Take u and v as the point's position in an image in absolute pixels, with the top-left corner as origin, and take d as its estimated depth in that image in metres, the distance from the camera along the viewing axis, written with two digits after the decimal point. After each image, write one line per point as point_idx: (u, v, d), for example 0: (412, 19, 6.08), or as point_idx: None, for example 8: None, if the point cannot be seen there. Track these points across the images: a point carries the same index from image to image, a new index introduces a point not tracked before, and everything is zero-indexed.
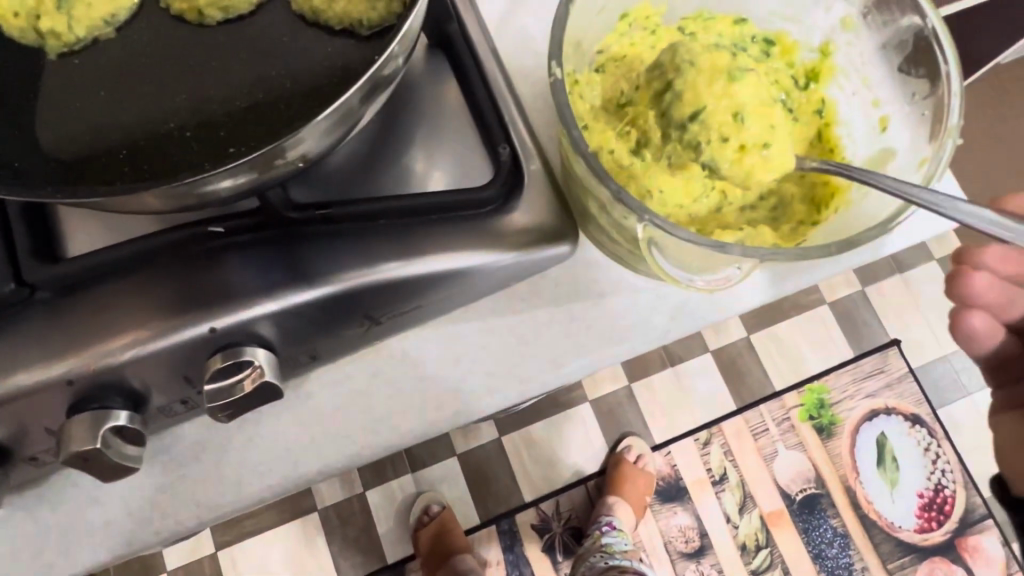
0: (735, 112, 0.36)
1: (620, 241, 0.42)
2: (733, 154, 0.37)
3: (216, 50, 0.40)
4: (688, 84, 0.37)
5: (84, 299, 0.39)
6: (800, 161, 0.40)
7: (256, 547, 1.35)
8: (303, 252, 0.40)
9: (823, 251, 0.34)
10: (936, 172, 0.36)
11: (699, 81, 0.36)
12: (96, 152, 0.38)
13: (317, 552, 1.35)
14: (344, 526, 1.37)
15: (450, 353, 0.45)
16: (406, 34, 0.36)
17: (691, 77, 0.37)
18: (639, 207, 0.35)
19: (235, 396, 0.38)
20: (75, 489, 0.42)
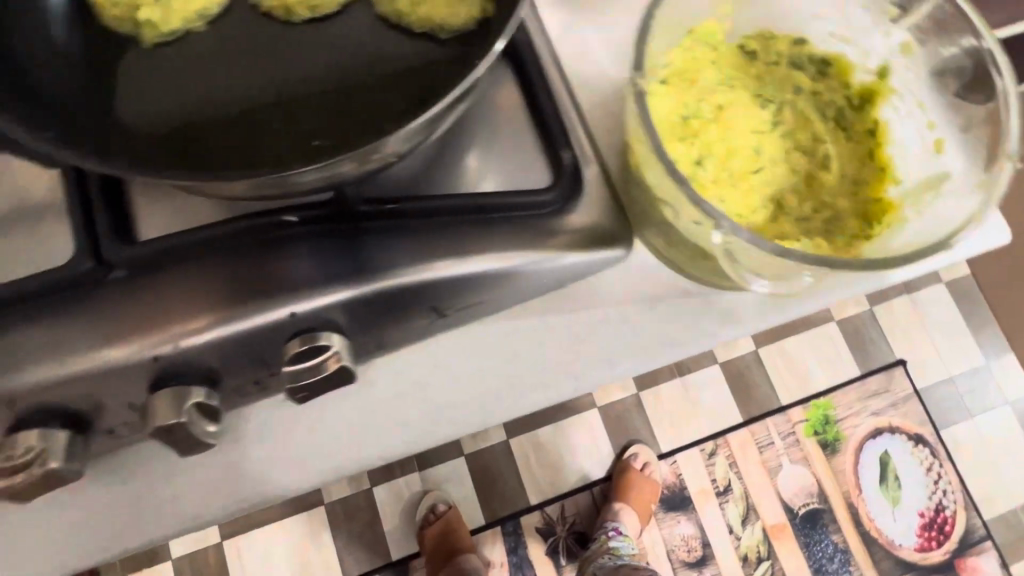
0: None
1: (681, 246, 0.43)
2: None
3: (301, 48, 0.42)
4: None
5: (155, 281, 0.40)
6: None
7: (262, 540, 1.35)
8: (378, 244, 0.41)
9: (890, 264, 0.36)
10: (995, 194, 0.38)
11: None
12: (185, 137, 0.39)
13: (323, 546, 1.36)
14: (349, 522, 1.37)
15: (508, 348, 0.46)
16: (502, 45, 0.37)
17: None
18: (717, 213, 0.36)
19: (319, 374, 0.40)
20: (136, 467, 0.43)
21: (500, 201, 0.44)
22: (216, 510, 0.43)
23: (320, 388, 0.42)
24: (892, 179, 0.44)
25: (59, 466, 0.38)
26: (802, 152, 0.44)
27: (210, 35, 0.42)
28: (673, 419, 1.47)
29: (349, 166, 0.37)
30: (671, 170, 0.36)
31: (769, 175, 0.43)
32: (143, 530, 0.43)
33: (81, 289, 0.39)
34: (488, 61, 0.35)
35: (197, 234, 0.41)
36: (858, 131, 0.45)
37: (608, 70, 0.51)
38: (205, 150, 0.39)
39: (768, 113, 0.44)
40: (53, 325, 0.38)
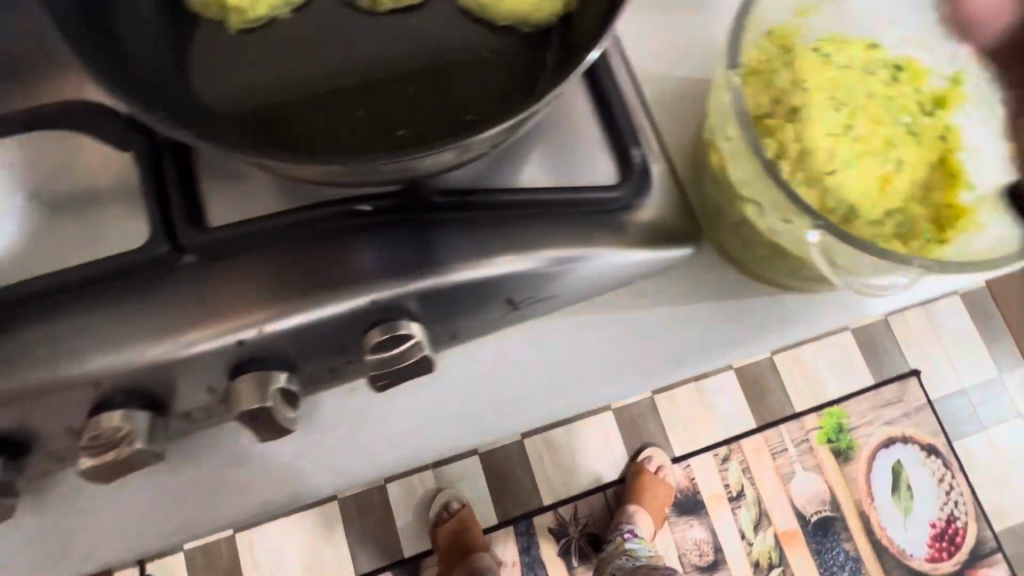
0: None
1: (756, 245, 0.43)
2: None
3: (384, 38, 0.42)
4: None
5: (232, 267, 0.40)
6: None
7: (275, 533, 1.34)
8: (458, 234, 0.42)
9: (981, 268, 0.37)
10: None
11: None
12: (272, 122, 0.39)
13: (336, 542, 1.34)
14: (361, 517, 1.36)
15: (574, 343, 0.46)
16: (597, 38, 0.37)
17: None
18: (812, 212, 0.35)
19: (405, 362, 0.41)
20: (209, 457, 0.43)
21: (573, 197, 0.44)
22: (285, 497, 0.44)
23: (402, 377, 0.42)
24: (965, 185, 0.44)
25: (143, 448, 0.38)
26: (884, 154, 0.43)
27: (295, 23, 0.42)
28: (687, 423, 1.45)
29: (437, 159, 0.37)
30: (769, 166, 0.36)
31: (848, 178, 0.42)
32: (215, 516, 0.43)
33: (154, 273, 0.40)
34: (583, 68, 0.34)
35: (268, 222, 0.41)
36: (931, 134, 0.45)
37: (674, 69, 0.51)
38: (289, 135, 0.39)
39: (846, 113, 0.44)
40: (137, 309, 0.39)
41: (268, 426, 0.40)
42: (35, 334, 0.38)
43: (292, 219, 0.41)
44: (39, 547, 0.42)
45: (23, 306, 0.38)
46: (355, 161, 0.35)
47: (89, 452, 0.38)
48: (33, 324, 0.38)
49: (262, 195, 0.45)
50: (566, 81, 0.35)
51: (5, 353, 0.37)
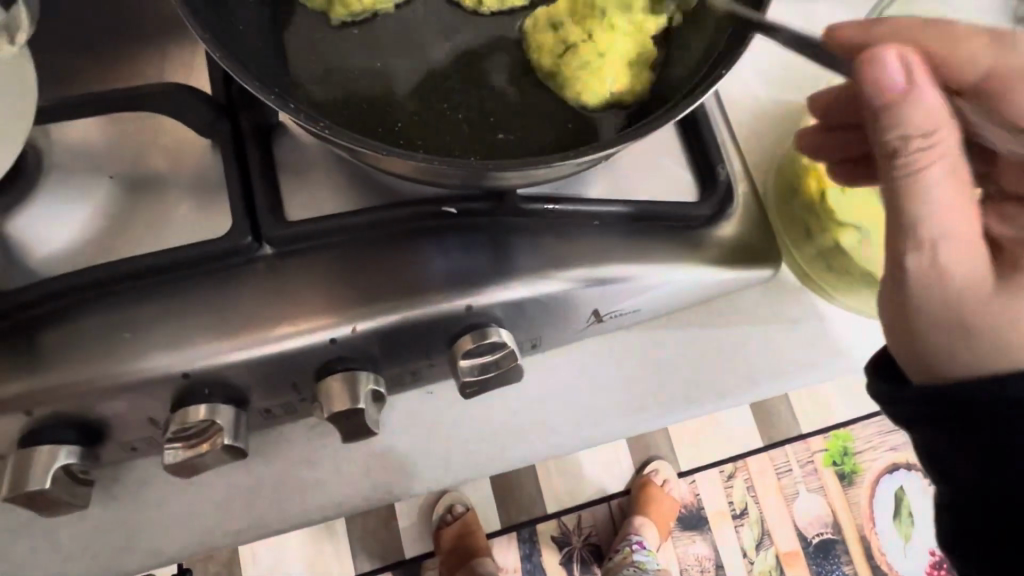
0: None
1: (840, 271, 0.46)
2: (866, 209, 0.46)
3: (488, 39, 0.41)
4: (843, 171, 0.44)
5: (318, 260, 0.40)
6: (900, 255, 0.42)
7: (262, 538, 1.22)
8: (550, 243, 0.42)
9: None
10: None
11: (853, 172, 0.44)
12: (373, 117, 0.38)
13: (330, 550, 1.24)
14: (364, 515, 1.27)
15: (649, 356, 0.47)
16: (725, 57, 0.35)
17: None
18: None
19: (499, 368, 0.41)
20: (290, 445, 0.44)
21: (665, 210, 0.43)
22: (359, 497, 0.44)
23: (489, 385, 0.42)
24: None
25: (229, 443, 0.38)
26: None
27: (397, 19, 0.41)
28: (694, 438, 1.40)
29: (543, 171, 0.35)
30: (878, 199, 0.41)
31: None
32: (289, 512, 0.43)
33: (233, 262, 0.39)
34: (711, 90, 0.33)
35: (351, 218, 0.40)
36: None
37: (756, 88, 0.51)
38: (389, 131, 0.38)
39: None
40: (230, 300, 0.39)
41: (354, 427, 0.40)
42: (128, 320, 0.38)
43: (376, 216, 0.40)
44: (110, 530, 0.42)
45: (119, 294, 0.38)
46: (466, 163, 0.34)
47: (180, 443, 0.38)
48: (127, 311, 0.38)
49: (342, 189, 0.43)
50: (687, 101, 0.34)
51: (100, 340, 0.37)
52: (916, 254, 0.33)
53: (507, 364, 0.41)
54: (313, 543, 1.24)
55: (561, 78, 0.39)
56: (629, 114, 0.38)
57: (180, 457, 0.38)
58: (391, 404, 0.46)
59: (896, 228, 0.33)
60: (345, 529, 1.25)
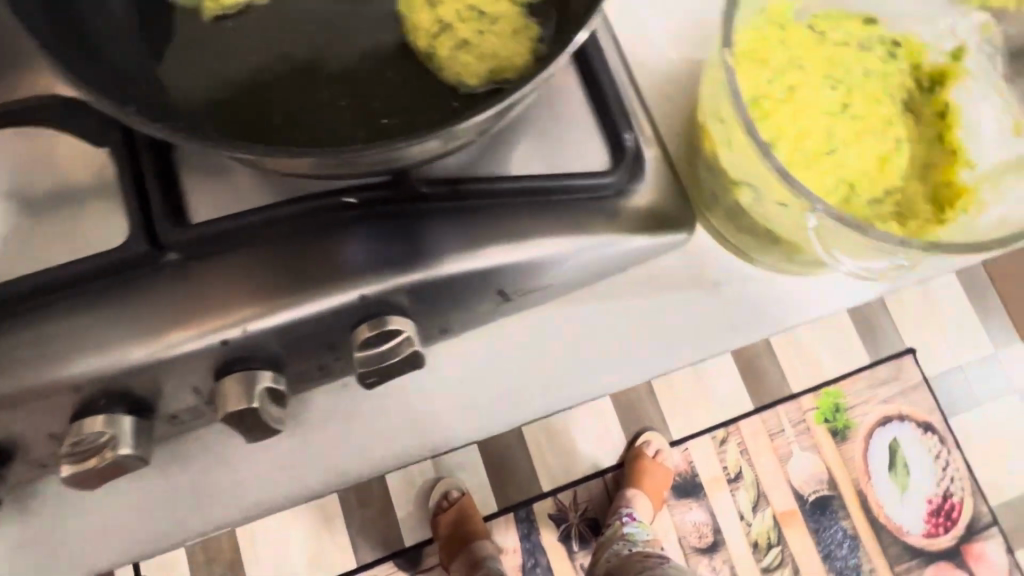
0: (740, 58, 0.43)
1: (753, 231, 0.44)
2: None
3: (368, 20, 0.40)
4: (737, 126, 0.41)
5: (219, 264, 0.40)
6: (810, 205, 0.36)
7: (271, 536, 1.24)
8: (447, 225, 0.41)
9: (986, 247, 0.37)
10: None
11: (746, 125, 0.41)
12: (253, 114, 0.37)
13: (337, 542, 1.26)
14: (363, 509, 1.28)
15: (570, 331, 0.47)
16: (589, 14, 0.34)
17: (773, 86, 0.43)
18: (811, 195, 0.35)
19: (388, 360, 0.40)
20: (210, 448, 0.44)
21: (568, 183, 0.43)
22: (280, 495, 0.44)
23: (391, 372, 0.42)
24: (961, 163, 0.43)
25: (127, 453, 0.38)
26: (883, 139, 0.43)
27: (272, 8, 0.40)
28: (685, 408, 1.39)
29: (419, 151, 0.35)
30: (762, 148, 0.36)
31: (841, 180, 0.42)
32: (225, 510, 0.44)
33: (133, 273, 0.39)
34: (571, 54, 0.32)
35: (253, 216, 0.40)
36: (928, 111, 0.44)
37: (666, 50, 0.50)
38: (271, 127, 0.37)
39: (841, 106, 0.43)
40: (131, 310, 0.38)
41: (258, 426, 0.40)
42: (22, 340, 0.37)
43: (268, 216, 0.39)
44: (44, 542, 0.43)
45: (16, 314, 0.38)
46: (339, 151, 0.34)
47: (72, 458, 0.38)
48: (22, 331, 0.37)
49: (239, 188, 0.42)
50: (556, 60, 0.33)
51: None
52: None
53: (413, 350, 0.40)
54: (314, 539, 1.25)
55: (437, 60, 0.38)
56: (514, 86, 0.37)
57: (74, 471, 0.38)
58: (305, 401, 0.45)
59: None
60: (344, 523, 1.27)
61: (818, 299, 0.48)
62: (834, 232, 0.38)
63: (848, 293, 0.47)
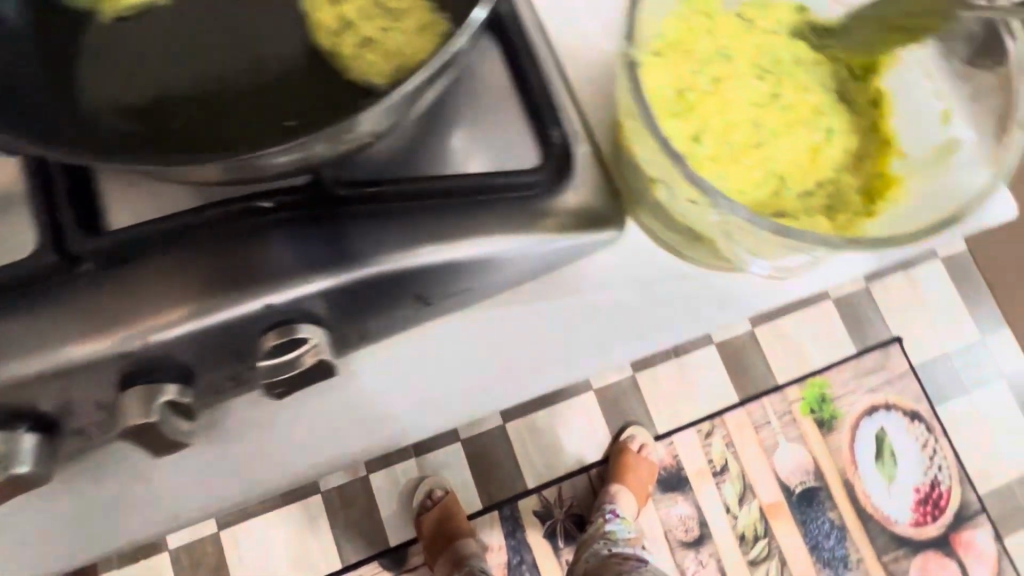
0: (662, 51, 0.42)
1: (673, 230, 0.43)
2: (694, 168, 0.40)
3: (273, 20, 0.39)
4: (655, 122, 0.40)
5: (131, 274, 0.38)
6: (716, 202, 0.36)
7: (254, 535, 1.18)
8: (363, 230, 0.39)
9: (898, 242, 0.35)
10: (954, 108, 0.42)
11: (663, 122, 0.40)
12: (149, 119, 0.36)
13: (321, 541, 1.20)
14: (347, 509, 1.21)
15: (497, 334, 0.46)
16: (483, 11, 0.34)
17: (696, 79, 0.41)
18: (713, 192, 0.35)
19: (293, 370, 0.37)
20: (125, 461, 0.44)
21: (492, 183, 0.41)
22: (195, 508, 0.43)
23: (299, 383, 0.40)
24: (894, 153, 0.42)
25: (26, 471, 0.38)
26: (812, 130, 0.41)
27: (173, 7, 0.39)
28: (669, 399, 1.32)
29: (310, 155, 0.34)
30: (665, 145, 0.36)
31: (768, 173, 0.40)
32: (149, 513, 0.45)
33: (45, 283, 0.37)
34: (447, 56, 0.32)
35: (159, 224, 0.38)
36: (860, 101, 0.43)
37: (595, 45, 0.49)
38: (168, 132, 0.36)
39: (768, 97, 0.41)
40: (48, 323, 0.36)
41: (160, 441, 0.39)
42: None
43: (180, 222, 0.38)
44: None
45: None
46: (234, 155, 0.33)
47: None
48: None
49: (153, 196, 0.42)
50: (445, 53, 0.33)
51: None
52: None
53: (328, 362, 0.38)
54: (299, 539, 1.19)
55: (342, 61, 0.37)
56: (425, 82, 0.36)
57: None
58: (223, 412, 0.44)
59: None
60: (327, 523, 1.21)
61: (750, 296, 0.46)
62: (746, 228, 0.37)
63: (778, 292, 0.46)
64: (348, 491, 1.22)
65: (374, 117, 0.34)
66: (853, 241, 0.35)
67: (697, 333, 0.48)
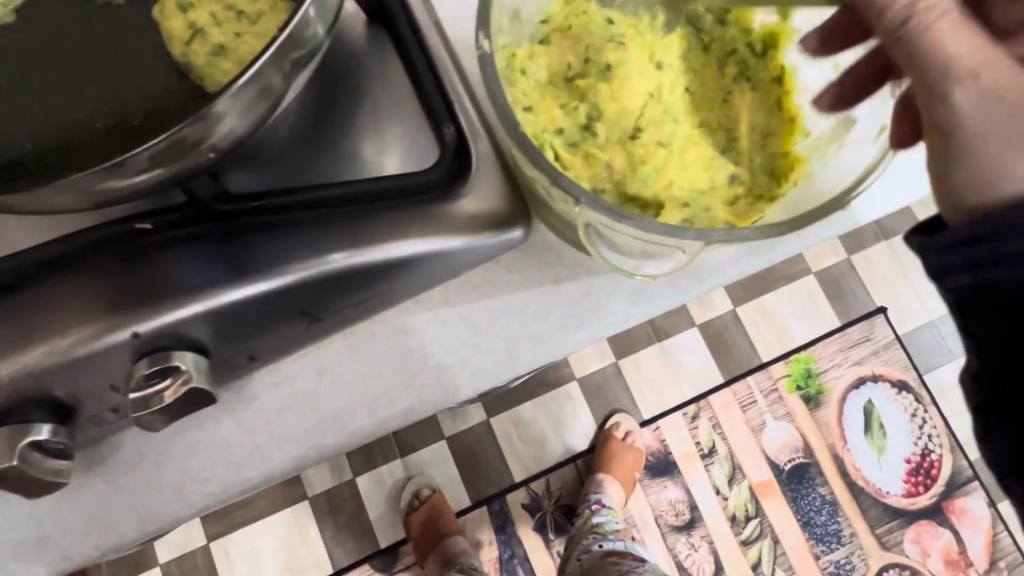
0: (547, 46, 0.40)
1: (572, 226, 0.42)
2: (580, 162, 0.38)
3: (125, 33, 0.37)
4: (538, 120, 0.38)
5: (3, 308, 0.35)
6: (576, 200, 0.35)
7: (242, 543, 1.14)
8: (243, 246, 0.37)
9: (776, 231, 0.33)
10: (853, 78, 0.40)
11: (547, 119, 0.38)
12: (1, 147, 0.35)
13: (309, 546, 1.15)
14: (333, 513, 1.17)
15: (404, 344, 0.44)
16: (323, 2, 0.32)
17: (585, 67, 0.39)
18: (577, 190, 0.34)
19: (153, 407, 0.36)
20: (10, 502, 0.41)
21: (390, 187, 0.39)
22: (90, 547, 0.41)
23: (181, 412, 0.38)
24: (800, 132, 0.40)
25: None
26: (713, 114, 0.39)
27: (22, 27, 0.37)
28: (654, 385, 1.26)
29: (152, 180, 0.33)
30: (528, 147, 0.34)
31: (666, 160, 0.38)
32: (42, 560, 0.41)
33: None
34: (270, 53, 0.30)
35: (29, 255, 0.36)
36: (763, 81, 0.41)
37: None
38: (20, 156, 0.35)
39: (660, 79, 0.39)
40: None
41: (32, 483, 0.37)
42: None
43: (56, 250, 0.36)
44: None
45: None
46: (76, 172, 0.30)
47: None
48: None
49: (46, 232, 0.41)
50: (270, 57, 0.31)
51: None
52: (962, 89, 0.32)
53: (199, 391, 0.37)
54: (286, 547, 1.15)
55: (196, 69, 0.35)
56: (277, 87, 0.33)
57: None
58: (116, 443, 0.42)
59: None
60: (317, 529, 1.16)
61: (663, 288, 0.44)
62: (617, 227, 0.36)
63: (693, 282, 0.45)
64: (332, 494, 1.17)
65: (217, 129, 0.32)
66: (720, 237, 0.33)
67: (617, 327, 0.45)
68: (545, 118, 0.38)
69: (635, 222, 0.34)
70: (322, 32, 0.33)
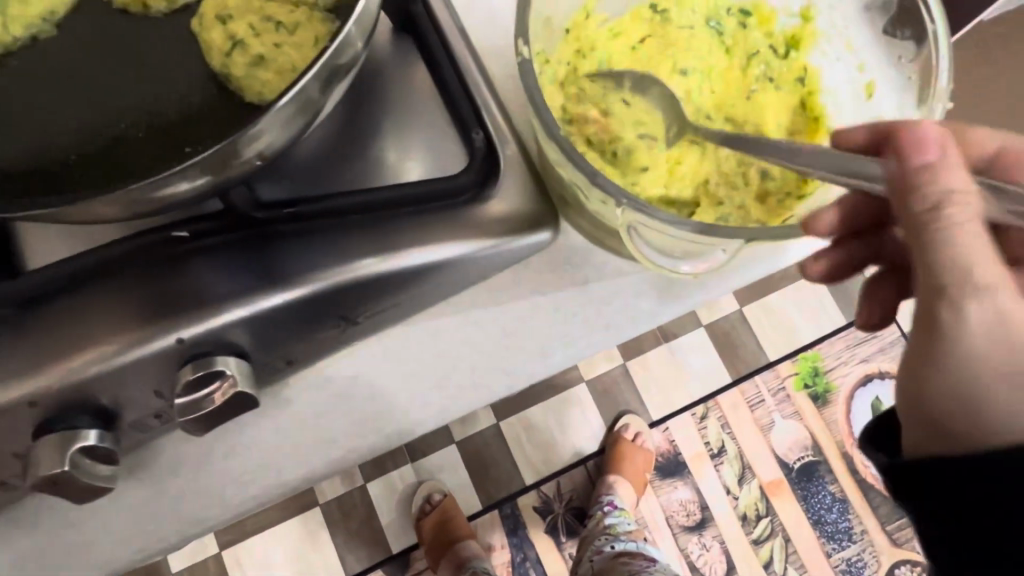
0: (579, 50, 0.42)
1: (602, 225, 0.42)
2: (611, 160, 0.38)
3: (164, 45, 0.37)
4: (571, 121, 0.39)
5: (50, 317, 0.36)
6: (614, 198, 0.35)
7: (254, 552, 1.14)
8: (281, 253, 0.38)
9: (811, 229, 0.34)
10: (874, 78, 0.41)
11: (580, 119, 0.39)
12: (45, 158, 0.36)
13: (322, 553, 1.15)
14: (345, 520, 1.17)
15: (434, 348, 0.44)
16: (363, 15, 0.33)
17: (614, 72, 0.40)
18: (616, 190, 0.35)
19: (202, 409, 0.36)
20: (49, 509, 0.41)
21: (421, 193, 0.40)
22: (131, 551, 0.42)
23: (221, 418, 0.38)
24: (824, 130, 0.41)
25: None
26: (741, 115, 0.40)
27: (62, 42, 0.38)
28: (664, 386, 1.27)
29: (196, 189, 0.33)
30: (567, 150, 0.35)
31: (700, 158, 0.39)
32: (83, 564, 0.42)
33: None
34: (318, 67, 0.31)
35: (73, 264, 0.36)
36: (785, 80, 0.42)
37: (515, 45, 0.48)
38: (64, 167, 0.36)
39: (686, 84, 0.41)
40: None
41: (76, 490, 0.37)
42: None
43: (99, 259, 0.36)
44: None
45: None
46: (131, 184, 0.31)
47: None
48: None
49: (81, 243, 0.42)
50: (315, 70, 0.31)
51: None
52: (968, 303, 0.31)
53: (244, 395, 0.37)
54: (299, 554, 1.15)
55: (236, 82, 0.35)
56: (318, 100, 0.34)
57: None
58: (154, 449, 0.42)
59: (905, 181, 0.31)
60: (330, 535, 1.16)
61: (688, 287, 0.45)
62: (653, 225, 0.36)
63: (719, 281, 0.45)
64: (344, 500, 1.17)
65: (262, 139, 0.33)
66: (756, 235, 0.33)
67: (643, 327, 0.46)
68: (578, 120, 0.39)
69: (673, 221, 0.34)
70: (361, 44, 0.34)
